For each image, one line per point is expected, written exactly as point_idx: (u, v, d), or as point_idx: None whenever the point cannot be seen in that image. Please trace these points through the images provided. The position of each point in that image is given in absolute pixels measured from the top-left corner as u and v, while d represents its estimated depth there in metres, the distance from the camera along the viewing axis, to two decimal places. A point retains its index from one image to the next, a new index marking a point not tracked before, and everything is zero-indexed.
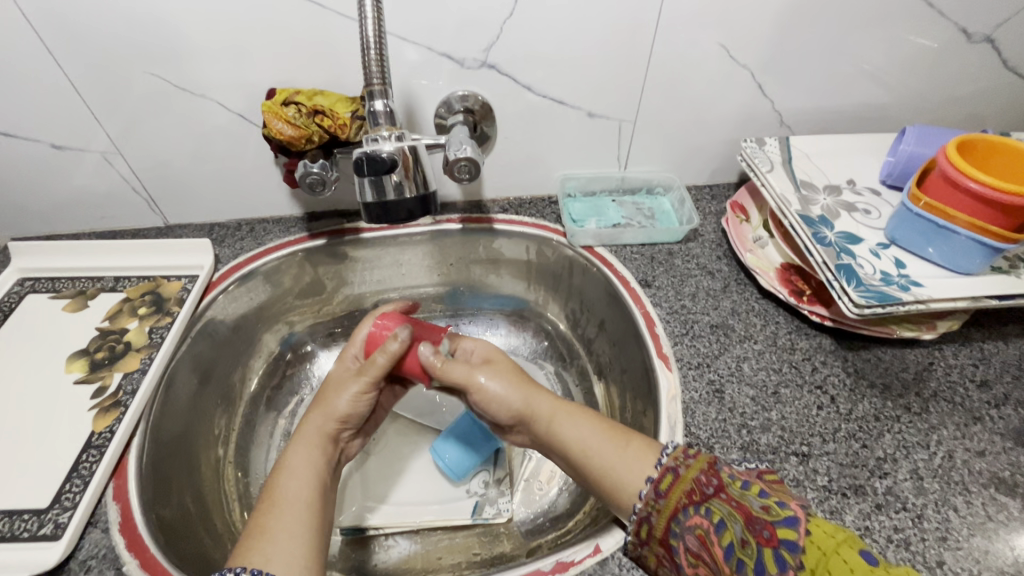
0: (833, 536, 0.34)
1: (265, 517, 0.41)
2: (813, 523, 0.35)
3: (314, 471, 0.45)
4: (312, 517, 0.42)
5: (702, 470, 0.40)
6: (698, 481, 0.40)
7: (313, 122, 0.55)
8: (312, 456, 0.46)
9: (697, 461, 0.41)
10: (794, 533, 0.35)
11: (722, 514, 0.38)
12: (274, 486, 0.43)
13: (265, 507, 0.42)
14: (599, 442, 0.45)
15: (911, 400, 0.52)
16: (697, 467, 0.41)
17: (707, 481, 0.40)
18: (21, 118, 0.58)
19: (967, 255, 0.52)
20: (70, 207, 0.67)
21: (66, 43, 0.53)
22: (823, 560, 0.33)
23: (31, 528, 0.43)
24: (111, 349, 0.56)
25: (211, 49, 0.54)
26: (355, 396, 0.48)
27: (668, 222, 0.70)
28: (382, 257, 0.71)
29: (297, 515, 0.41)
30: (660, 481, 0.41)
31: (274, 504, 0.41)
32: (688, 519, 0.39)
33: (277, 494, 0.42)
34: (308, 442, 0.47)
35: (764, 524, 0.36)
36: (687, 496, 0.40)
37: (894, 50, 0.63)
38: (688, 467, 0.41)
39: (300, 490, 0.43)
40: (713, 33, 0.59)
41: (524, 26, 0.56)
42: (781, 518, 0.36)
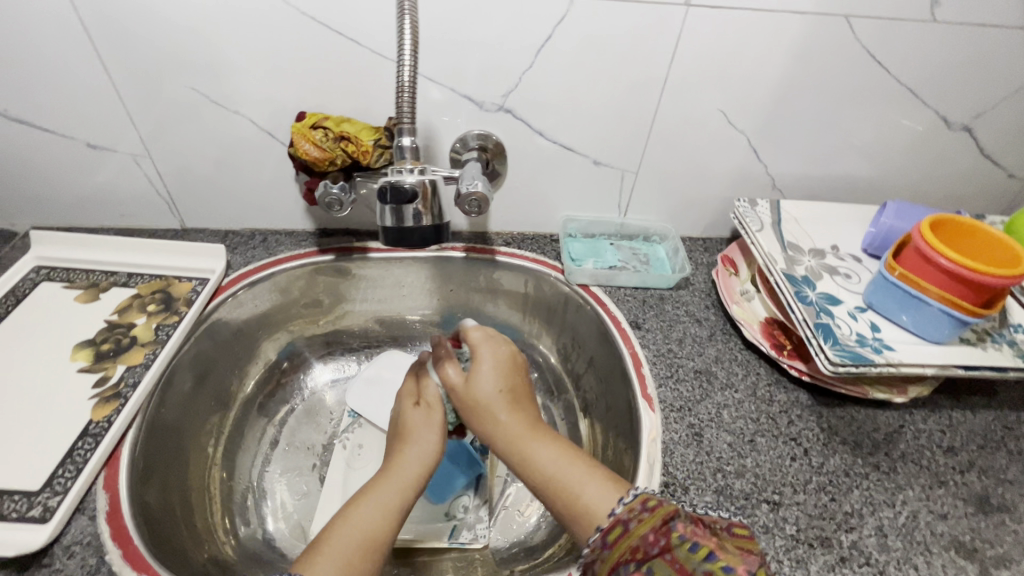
0: None
1: (336, 536, 0.40)
2: None
3: (392, 510, 0.43)
4: (371, 558, 0.40)
5: (653, 527, 0.39)
6: (644, 540, 0.39)
7: (338, 147, 0.58)
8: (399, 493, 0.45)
9: (650, 517, 0.40)
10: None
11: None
12: (352, 511, 0.42)
13: (338, 525, 0.41)
14: (566, 471, 0.44)
15: (880, 459, 0.55)
16: (648, 524, 0.39)
17: (653, 540, 0.38)
18: (63, 117, 0.61)
19: (937, 325, 0.55)
20: (93, 202, 0.70)
21: (118, 53, 0.57)
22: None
23: (20, 509, 0.44)
24: (117, 342, 0.58)
25: (250, 71, 0.59)
26: (435, 426, 0.50)
27: (662, 269, 0.74)
28: (386, 277, 0.74)
29: (360, 548, 0.39)
30: (608, 531, 0.40)
31: (338, 530, 0.40)
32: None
33: (351, 518, 0.42)
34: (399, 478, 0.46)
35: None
36: (630, 552, 0.38)
37: (880, 130, 0.69)
38: (639, 522, 0.39)
39: (373, 526, 0.41)
40: (714, 99, 0.64)
41: (542, 77, 0.61)
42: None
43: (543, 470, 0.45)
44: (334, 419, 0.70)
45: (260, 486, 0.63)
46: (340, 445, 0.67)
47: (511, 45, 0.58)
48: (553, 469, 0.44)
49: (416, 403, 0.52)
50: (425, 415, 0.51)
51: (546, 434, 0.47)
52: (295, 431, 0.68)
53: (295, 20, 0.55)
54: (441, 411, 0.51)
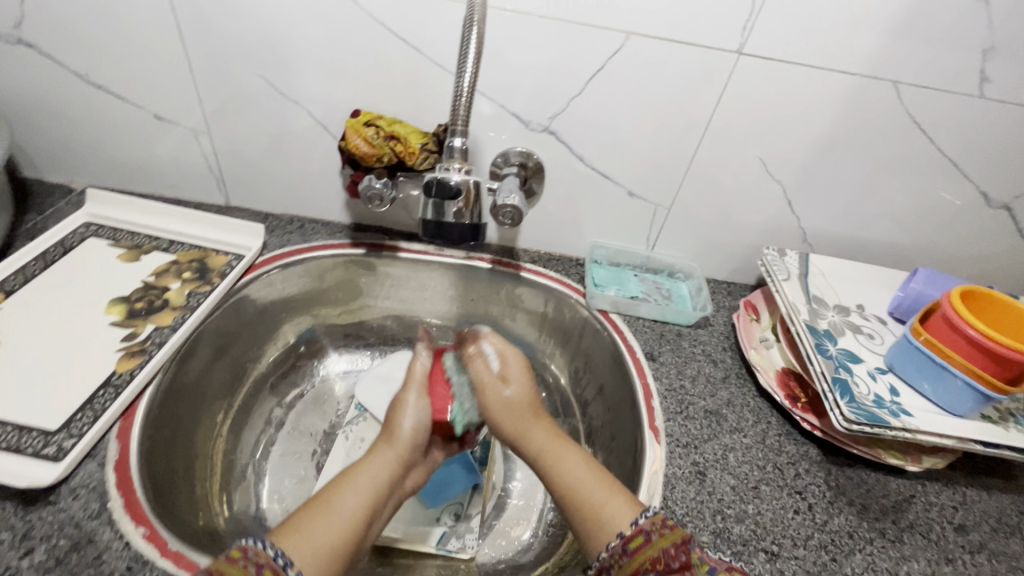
0: None
1: (312, 517, 0.42)
2: None
3: (370, 494, 0.46)
4: (352, 537, 0.42)
5: (673, 544, 0.41)
6: (666, 553, 0.40)
7: (387, 145, 0.61)
8: (373, 483, 0.47)
9: (671, 533, 0.42)
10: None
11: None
12: (333, 492, 0.45)
13: (317, 507, 0.43)
14: (591, 483, 0.47)
15: (887, 526, 0.53)
16: (669, 539, 0.41)
17: (675, 555, 0.40)
18: (137, 88, 0.65)
19: (959, 396, 0.54)
20: (148, 170, 0.73)
21: (198, 36, 0.61)
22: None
23: (36, 445, 0.45)
24: (150, 302, 0.60)
25: (316, 66, 0.62)
26: (419, 414, 0.53)
27: (683, 305, 0.74)
28: (411, 278, 0.76)
29: (341, 528, 0.42)
30: (631, 539, 0.42)
31: (328, 509, 0.43)
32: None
33: (332, 500, 0.44)
34: (372, 469, 0.48)
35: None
36: (650, 563, 0.40)
37: (918, 197, 0.69)
38: (660, 535, 0.42)
39: (353, 507, 0.44)
40: (754, 147, 0.66)
41: (589, 105, 0.63)
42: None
43: (570, 479, 0.48)
44: (340, 409, 0.71)
45: (260, 464, 0.63)
46: (342, 435, 0.67)
47: (564, 71, 0.61)
48: (580, 480, 0.47)
49: (410, 391, 0.55)
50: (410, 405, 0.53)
51: (572, 448, 0.51)
52: (302, 414, 0.69)
53: (365, 24, 0.58)
54: (425, 400, 0.54)
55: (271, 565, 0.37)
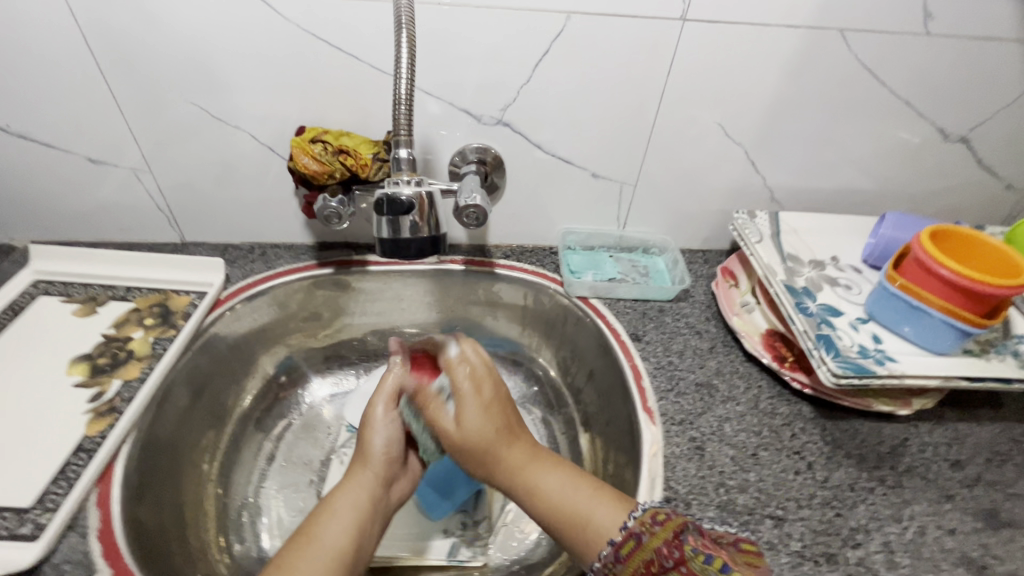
0: None
1: (295, 556, 0.40)
2: None
3: (354, 519, 0.44)
4: (341, 567, 0.41)
5: (665, 540, 0.40)
6: (659, 553, 0.40)
7: (337, 160, 0.58)
8: (354, 505, 0.45)
9: (661, 530, 0.41)
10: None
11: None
12: (313, 526, 0.43)
13: (300, 544, 0.42)
14: (573, 495, 0.44)
15: (886, 473, 0.54)
16: (660, 537, 0.40)
17: (668, 553, 0.39)
18: (64, 133, 0.62)
19: (939, 335, 0.55)
20: (92, 217, 0.70)
21: (120, 70, 0.58)
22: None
23: (10, 526, 0.43)
24: (114, 356, 0.58)
25: (250, 86, 0.59)
26: (390, 432, 0.51)
27: (662, 281, 0.74)
28: (385, 290, 0.74)
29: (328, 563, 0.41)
30: (620, 545, 0.41)
31: (309, 546, 0.41)
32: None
33: (313, 533, 0.42)
34: (352, 492, 0.47)
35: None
36: (645, 566, 0.40)
37: (876, 142, 0.69)
38: (651, 535, 0.40)
39: (337, 537, 0.42)
40: (710, 112, 0.65)
41: (539, 91, 0.62)
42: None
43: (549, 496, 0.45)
44: (332, 433, 0.69)
45: (256, 504, 0.62)
46: (337, 459, 0.66)
47: (509, 59, 0.59)
48: (557, 493, 0.44)
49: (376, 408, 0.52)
50: (378, 420, 0.51)
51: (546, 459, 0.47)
52: (292, 446, 0.67)
53: (295, 36, 0.56)
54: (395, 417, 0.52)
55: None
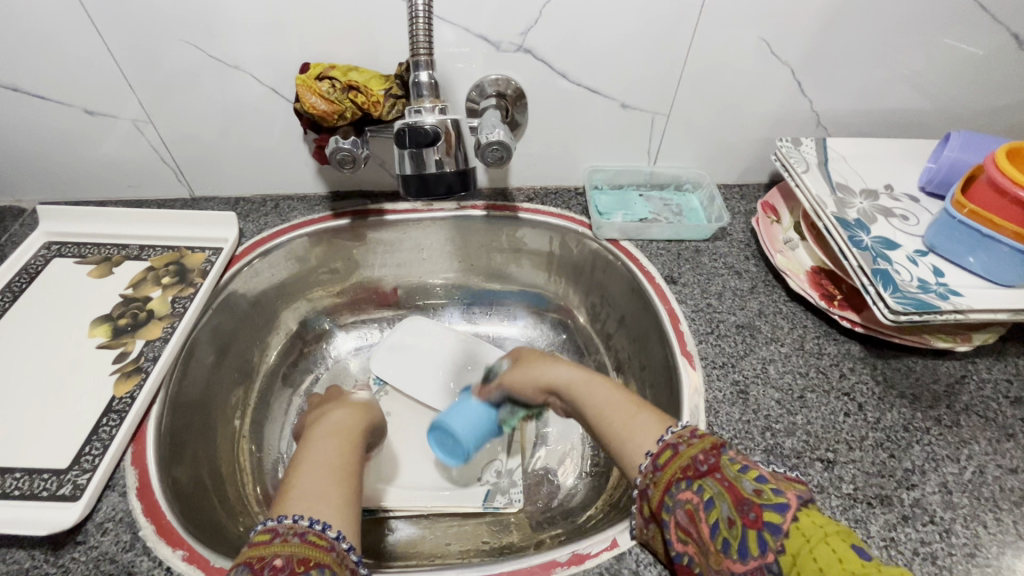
0: (805, 540, 0.30)
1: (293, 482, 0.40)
2: (803, 515, 0.32)
3: (341, 447, 0.45)
4: (344, 477, 0.42)
5: (702, 449, 0.38)
6: (694, 459, 0.38)
7: (347, 98, 0.54)
8: (326, 446, 0.45)
9: (700, 441, 0.39)
10: (781, 517, 0.32)
11: (712, 492, 0.35)
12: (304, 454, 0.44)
13: (295, 474, 0.41)
14: (617, 406, 0.46)
15: (942, 413, 0.51)
16: (698, 446, 0.38)
17: (704, 459, 0.37)
18: (56, 82, 0.58)
19: (1009, 266, 0.50)
20: (97, 174, 0.67)
21: (105, 9, 0.53)
22: (804, 548, 0.30)
23: (51, 487, 0.43)
24: (135, 316, 0.56)
25: (246, 19, 0.54)
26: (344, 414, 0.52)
27: (696, 219, 0.69)
28: (405, 240, 0.71)
29: (328, 476, 0.41)
30: (659, 455, 0.40)
31: (306, 467, 0.42)
32: (680, 494, 0.37)
33: (299, 469, 0.42)
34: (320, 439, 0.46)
35: (752, 505, 0.33)
36: (681, 472, 0.38)
37: (943, 53, 0.62)
38: (689, 444, 0.39)
39: (329, 458, 0.43)
40: (756, 26, 0.58)
41: (564, 10, 0.55)
42: (771, 502, 0.33)
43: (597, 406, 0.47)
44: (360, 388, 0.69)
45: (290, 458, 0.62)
46: None
47: None
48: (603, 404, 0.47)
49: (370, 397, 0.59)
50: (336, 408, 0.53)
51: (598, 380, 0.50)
52: None
53: None
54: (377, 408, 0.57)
55: (311, 533, 0.35)
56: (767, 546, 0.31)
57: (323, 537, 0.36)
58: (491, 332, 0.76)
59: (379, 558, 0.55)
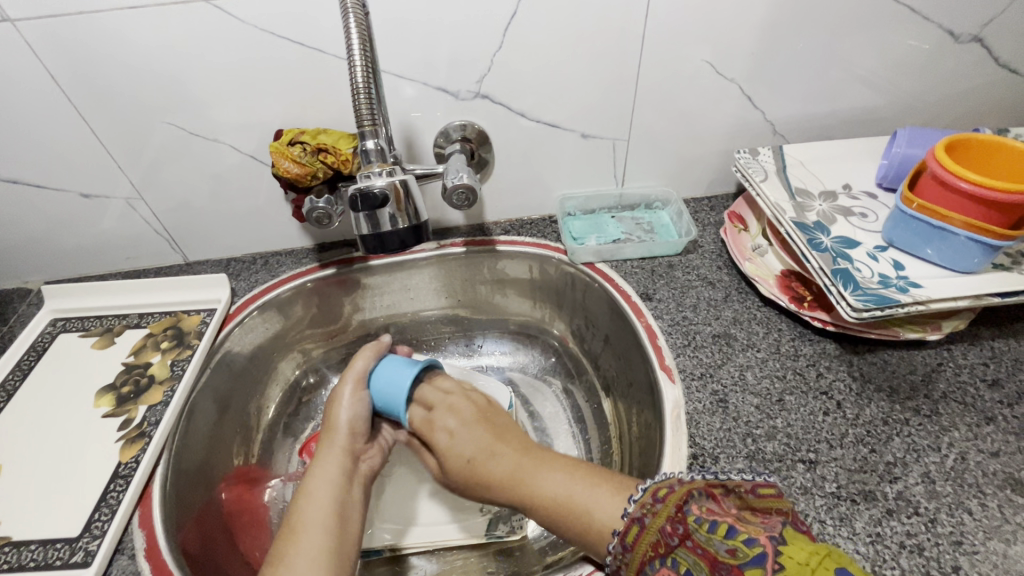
0: (807, 569, 0.33)
1: (286, 542, 0.42)
2: (785, 559, 0.34)
3: (333, 496, 0.47)
4: (333, 538, 0.43)
5: (667, 518, 0.39)
6: (663, 531, 0.39)
7: (318, 160, 0.58)
8: (329, 483, 0.48)
9: (664, 507, 0.40)
10: (763, 571, 0.34)
11: (688, 564, 0.36)
12: (296, 511, 0.45)
13: (286, 531, 0.44)
14: (578, 484, 0.45)
15: (920, 403, 0.52)
16: (663, 515, 0.39)
17: (672, 531, 0.38)
18: (52, 172, 0.62)
19: (965, 254, 0.52)
20: (96, 250, 0.71)
21: (92, 101, 0.57)
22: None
23: (64, 556, 0.46)
24: (136, 383, 0.59)
25: (220, 96, 0.58)
26: (356, 408, 0.54)
27: (668, 235, 0.72)
28: (391, 283, 0.74)
29: (317, 538, 0.43)
30: (626, 533, 0.40)
31: (298, 530, 0.43)
32: (656, 572, 0.38)
33: (297, 518, 0.44)
34: (323, 472, 0.49)
35: (730, 568, 0.34)
36: (652, 548, 0.38)
37: (882, 54, 0.64)
38: (654, 515, 0.40)
39: (323, 514, 0.45)
40: (698, 50, 0.61)
41: (514, 56, 0.59)
42: (748, 559, 0.34)
43: (551, 494, 0.45)
44: None
45: None
46: None
47: (478, 28, 0.56)
48: (562, 487, 0.45)
49: (345, 384, 0.55)
50: (345, 398, 0.54)
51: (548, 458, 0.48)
52: None
53: (256, 38, 0.54)
54: (362, 394, 0.55)
55: None
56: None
57: None
58: (482, 363, 0.77)
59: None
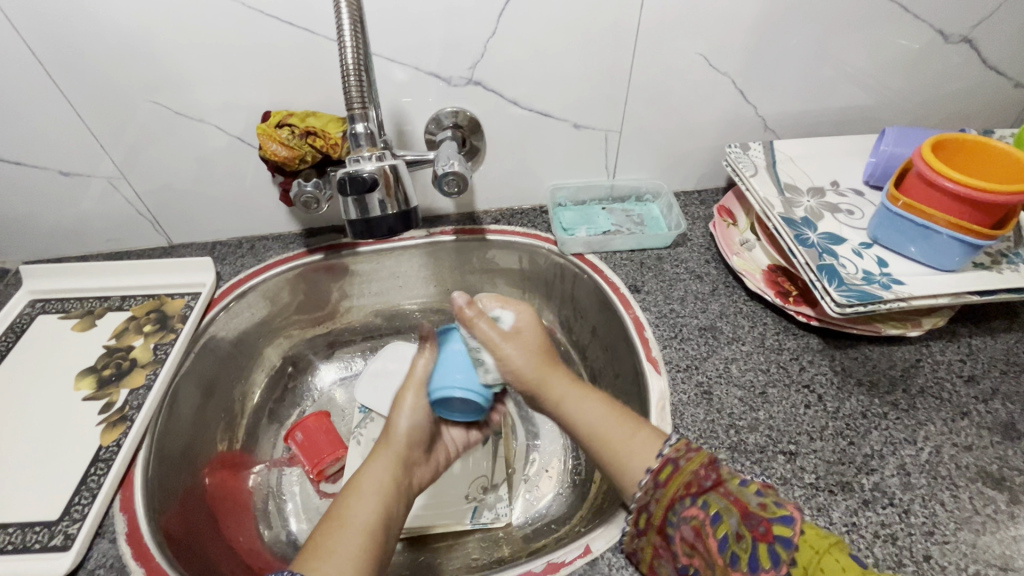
0: (826, 541, 0.35)
1: (328, 536, 0.43)
2: (807, 525, 0.37)
3: (380, 499, 0.47)
4: (373, 543, 0.44)
5: (702, 465, 0.42)
6: (696, 475, 0.42)
7: (305, 143, 0.57)
8: (378, 483, 0.48)
9: (698, 455, 0.43)
10: (789, 530, 0.36)
11: (717, 507, 0.39)
12: (342, 508, 0.46)
13: (330, 525, 0.44)
14: (610, 420, 0.48)
15: (898, 397, 0.53)
16: (697, 461, 0.43)
17: (706, 475, 0.42)
18: (31, 149, 0.60)
19: (947, 252, 0.53)
20: (76, 230, 0.69)
21: (73, 78, 0.56)
22: (813, 559, 0.35)
23: (43, 539, 0.45)
24: (118, 366, 0.58)
25: (206, 76, 0.57)
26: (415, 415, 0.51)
27: (658, 228, 0.72)
28: (380, 269, 0.73)
29: (359, 537, 0.43)
30: (660, 472, 0.44)
31: (341, 525, 0.44)
32: (685, 510, 0.41)
33: (343, 515, 0.45)
34: (375, 471, 0.49)
35: (760, 519, 0.37)
36: (684, 488, 0.42)
37: (873, 53, 0.65)
38: (689, 460, 0.43)
39: (367, 519, 0.45)
40: (692, 43, 0.61)
41: (507, 43, 0.58)
42: (777, 516, 0.37)
43: (585, 423, 0.49)
44: (346, 415, 0.70)
45: (280, 490, 0.63)
46: (354, 441, 0.66)
47: (470, 13, 0.56)
48: (596, 420, 0.48)
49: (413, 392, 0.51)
50: (407, 407, 0.51)
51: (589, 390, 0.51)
52: None
53: (243, 16, 0.53)
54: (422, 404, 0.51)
55: None
56: (779, 558, 0.36)
57: None
58: None
59: None
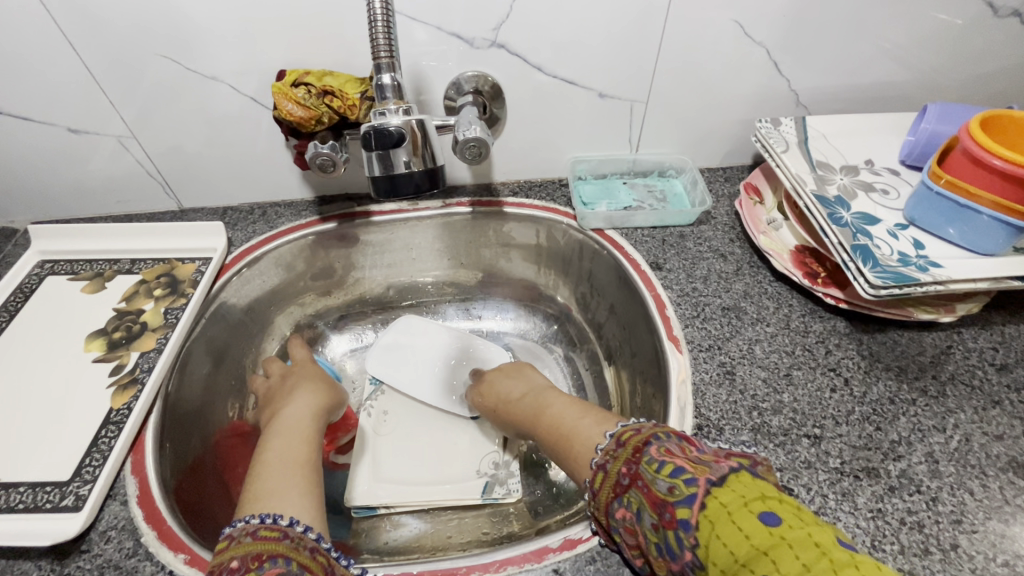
0: (726, 511, 0.30)
1: (256, 485, 0.43)
2: (711, 499, 0.31)
3: (300, 442, 0.48)
4: (307, 470, 0.45)
5: (625, 460, 0.38)
6: (621, 472, 0.38)
7: (323, 103, 0.55)
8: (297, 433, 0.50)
9: (624, 450, 0.39)
10: (689, 511, 0.32)
11: (638, 504, 0.36)
12: (265, 454, 0.47)
13: (255, 478, 0.44)
14: (567, 417, 0.48)
15: (928, 383, 0.52)
16: (622, 458, 0.39)
17: (626, 472, 0.38)
18: (38, 105, 0.58)
19: (989, 235, 0.50)
20: (85, 191, 0.68)
21: (81, 30, 0.53)
22: (712, 532, 0.30)
23: (54, 499, 0.45)
24: (128, 329, 0.57)
25: (218, 31, 0.54)
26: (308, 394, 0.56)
27: (681, 205, 0.70)
28: (393, 240, 0.72)
29: (291, 473, 0.44)
30: (595, 477, 0.40)
31: (263, 471, 0.44)
32: (620, 511, 0.38)
33: (264, 461, 0.46)
34: (281, 422, 0.52)
35: (665, 507, 0.33)
36: (614, 489, 0.38)
37: (919, 25, 0.61)
38: (615, 459, 0.39)
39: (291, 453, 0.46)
40: (727, 10, 0.58)
41: (534, 4, 0.55)
42: (680, 498, 0.32)
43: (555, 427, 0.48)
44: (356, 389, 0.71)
45: None
46: (365, 412, 0.67)
47: None
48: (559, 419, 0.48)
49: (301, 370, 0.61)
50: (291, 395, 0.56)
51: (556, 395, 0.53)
52: None
53: None
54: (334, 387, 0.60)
55: (265, 527, 0.38)
56: (683, 545, 0.31)
57: (274, 528, 0.38)
58: (487, 328, 0.77)
59: (382, 553, 0.56)
